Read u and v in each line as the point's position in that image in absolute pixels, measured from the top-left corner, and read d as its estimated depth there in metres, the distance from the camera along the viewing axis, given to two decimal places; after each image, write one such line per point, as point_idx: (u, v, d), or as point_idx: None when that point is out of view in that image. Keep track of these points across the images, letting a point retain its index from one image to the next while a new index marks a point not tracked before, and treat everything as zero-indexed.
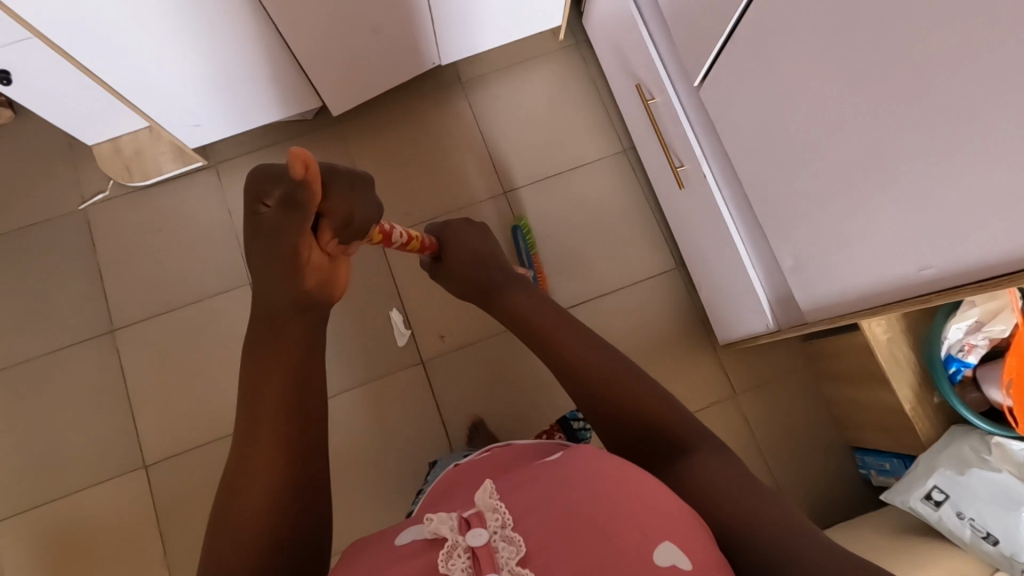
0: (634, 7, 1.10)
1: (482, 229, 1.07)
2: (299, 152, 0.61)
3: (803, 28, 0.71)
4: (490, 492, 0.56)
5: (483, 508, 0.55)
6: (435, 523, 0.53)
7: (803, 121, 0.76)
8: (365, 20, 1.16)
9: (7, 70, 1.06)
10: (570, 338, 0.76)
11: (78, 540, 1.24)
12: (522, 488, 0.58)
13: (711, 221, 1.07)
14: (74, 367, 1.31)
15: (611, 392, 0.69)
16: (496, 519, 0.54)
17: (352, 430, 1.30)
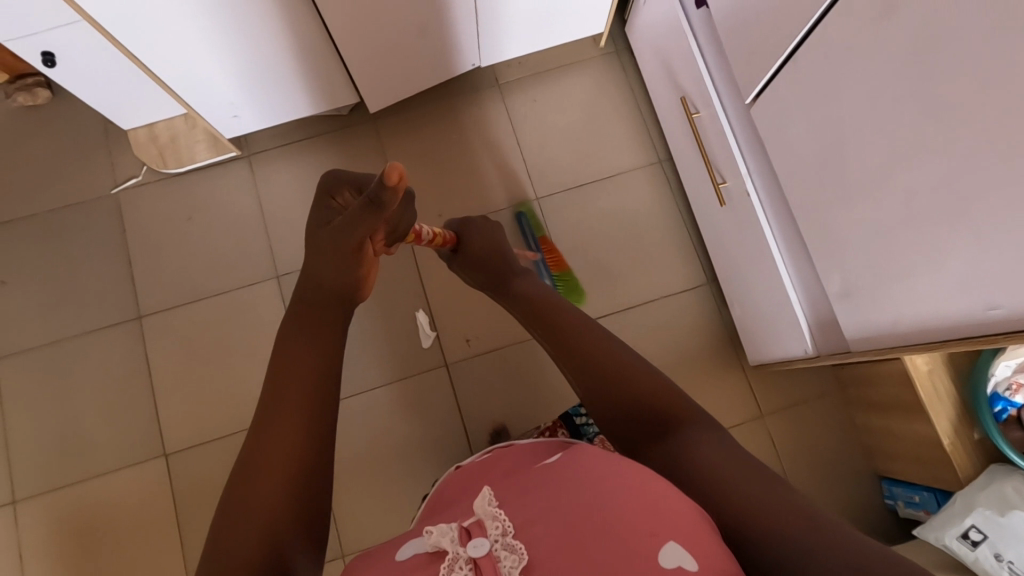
0: (685, 18, 1.08)
1: (494, 225, 1.11)
2: (397, 165, 0.66)
3: (873, 52, 0.69)
4: (487, 500, 0.57)
5: (483, 517, 0.56)
6: (435, 537, 0.54)
7: (865, 146, 0.74)
8: (410, 19, 1.15)
9: (52, 53, 1.06)
10: (592, 342, 0.73)
11: (97, 526, 1.24)
12: (522, 498, 0.58)
13: (752, 240, 1.05)
14: (99, 350, 1.31)
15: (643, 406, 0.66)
16: (497, 528, 0.54)
17: (373, 429, 1.29)
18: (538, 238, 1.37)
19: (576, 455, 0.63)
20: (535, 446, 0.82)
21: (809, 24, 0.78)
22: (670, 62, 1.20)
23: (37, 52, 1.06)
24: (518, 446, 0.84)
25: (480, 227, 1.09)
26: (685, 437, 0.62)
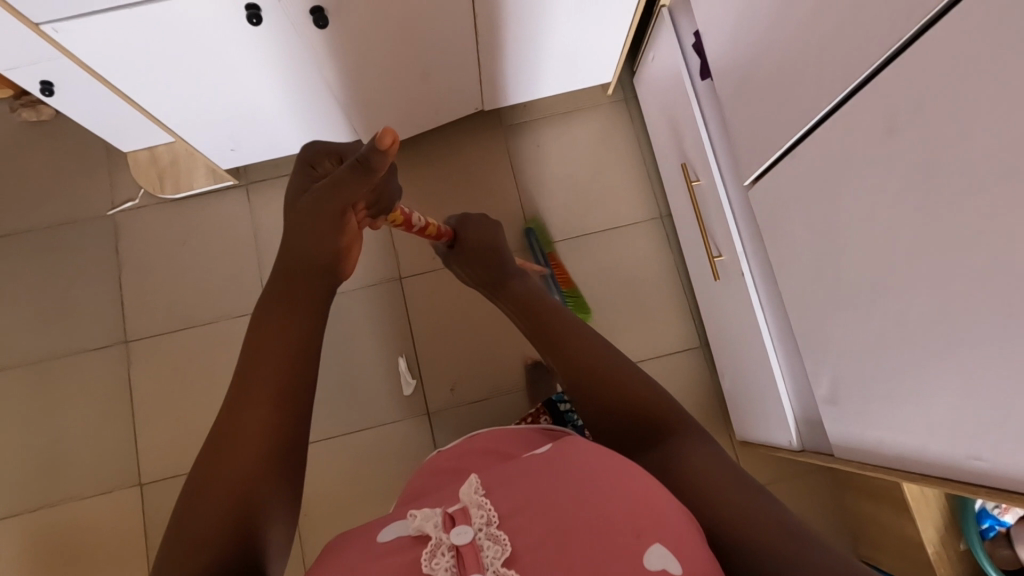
0: (690, 86, 1.05)
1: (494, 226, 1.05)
2: (391, 128, 0.64)
3: (871, 170, 0.65)
4: (475, 488, 0.53)
5: (468, 504, 0.52)
6: (418, 521, 0.50)
7: (859, 262, 0.70)
8: (412, 66, 1.13)
9: (52, 83, 1.02)
10: (594, 354, 0.67)
11: (70, 552, 1.23)
12: (509, 483, 0.54)
13: (745, 320, 1.02)
14: (82, 373, 1.31)
15: (642, 426, 0.62)
16: (481, 516, 0.50)
17: (350, 473, 1.28)
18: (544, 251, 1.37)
19: (569, 444, 0.58)
20: (523, 434, 0.88)
21: (808, 124, 0.75)
22: (675, 124, 1.16)
23: (35, 80, 1.01)
24: (486, 432, 0.91)
25: (472, 223, 1.04)
26: (679, 453, 0.58)
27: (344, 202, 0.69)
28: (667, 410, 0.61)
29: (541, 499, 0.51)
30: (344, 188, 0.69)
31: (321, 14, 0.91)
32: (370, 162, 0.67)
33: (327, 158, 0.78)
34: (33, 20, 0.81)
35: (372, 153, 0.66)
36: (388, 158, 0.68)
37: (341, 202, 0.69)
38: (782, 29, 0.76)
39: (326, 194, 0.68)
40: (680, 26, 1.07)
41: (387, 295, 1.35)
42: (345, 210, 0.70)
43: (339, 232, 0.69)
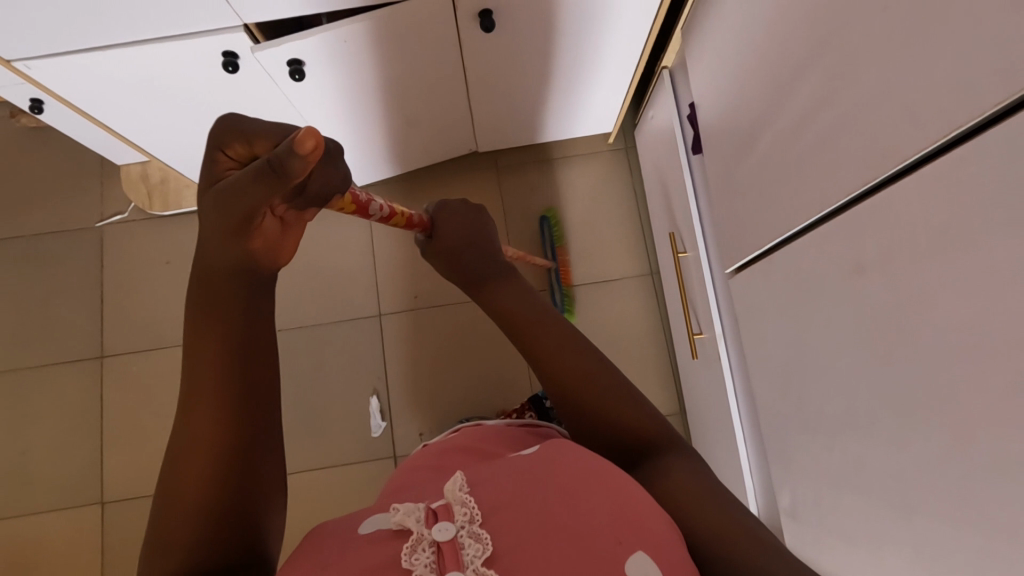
0: (684, 157, 1.01)
1: (477, 213, 0.72)
2: (311, 136, 0.39)
3: (839, 299, 0.61)
4: (460, 484, 0.45)
5: (451, 500, 0.44)
6: (400, 513, 0.42)
7: (823, 387, 0.66)
8: (401, 117, 1.09)
9: (42, 100, 0.92)
10: (574, 365, 0.54)
11: (26, 565, 1.23)
12: (497, 476, 0.46)
13: (720, 408, 0.98)
14: (56, 385, 1.31)
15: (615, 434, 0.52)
16: (464, 513, 0.42)
17: (310, 511, 1.26)
18: (555, 244, 1.35)
19: (563, 443, 0.48)
20: (504, 431, 0.71)
21: (786, 233, 0.71)
22: (667, 191, 1.13)
23: (24, 98, 0.92)
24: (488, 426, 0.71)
25: (459, 211, 0.70)
26: (655, 465, 0.49)
27: (251, 206, 0.41)
28: (641, 421, 0.52)
29: (531, 494, 0.43)
30: (251, 192, 0.41)
31: (299, 67, 0.85)
32: (285, 158, 0.39)
33: (232, 137, 0.43)
34: (4, 57, 0.79)
35: (288, 160, 0.39)
36: (310, 156, 0.40)
37: (246, 205, 0.41)
38: (768, 130, 0.72)
39: (223, 194, 0.41)
40: (680, 91, 1.04)
41: (366, 331, 1.33)
42: (256, 210, 0.42)
43: (243, 238, 0.43)
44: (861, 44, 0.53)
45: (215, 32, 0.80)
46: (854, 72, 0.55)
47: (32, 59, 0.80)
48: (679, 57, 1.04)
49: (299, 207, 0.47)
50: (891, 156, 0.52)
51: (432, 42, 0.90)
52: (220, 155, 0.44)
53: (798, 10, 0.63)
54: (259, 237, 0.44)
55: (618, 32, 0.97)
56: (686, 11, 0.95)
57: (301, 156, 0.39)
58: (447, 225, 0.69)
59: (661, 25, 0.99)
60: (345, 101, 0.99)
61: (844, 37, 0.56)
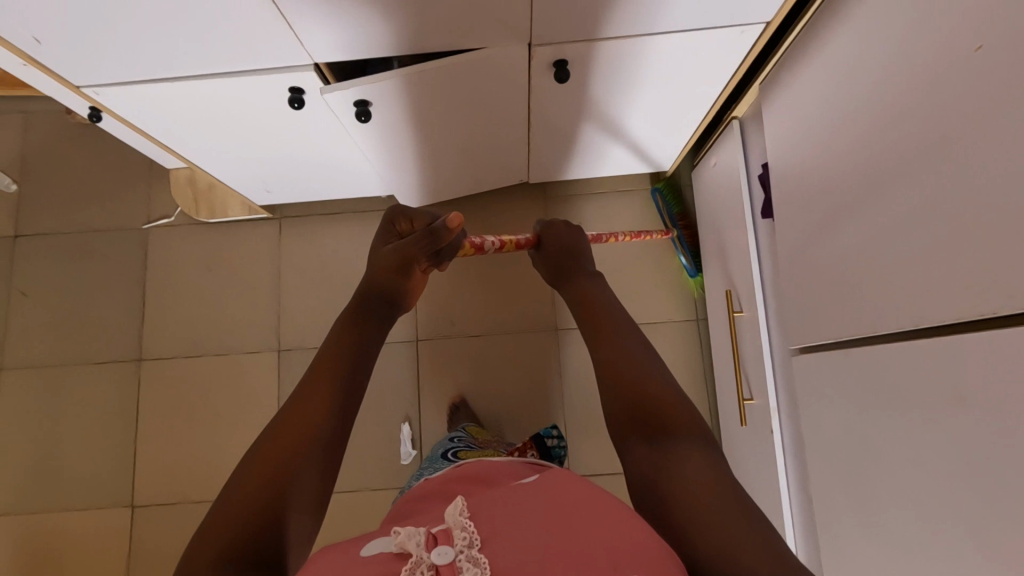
0: (750, 218, 0.97)
1: (575, 233, 0.79)
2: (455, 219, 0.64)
3: (928, 417, 0.59)
4: (459, 509, 0.48)
5: (451, 524, 0.47)
6: (400, 536, 0.45)
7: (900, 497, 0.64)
8: (458, 151, 1.06)
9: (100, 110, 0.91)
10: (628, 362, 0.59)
11: (55, 561, 1.25)
12: (496, 509, 0.50)
13: (766, 479, 0.95)
14: (94, 384, 1.32)
15: (651, 416, 0.55)
16: (463, 538, 0.46)
17: (334, 533, 1.26)
18: (675, 213, 1.31)
19: (552, 484, 0.53)
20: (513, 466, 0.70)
21: (869, 333, 0.68)
22: (724, 245, 1.09)
23: (85, 106, 0.90)
24: (498, 460, 0.72)
25: (560, 230, 0.79)
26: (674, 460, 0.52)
27: (410, 255, 0.66)
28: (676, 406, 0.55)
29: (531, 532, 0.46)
30: (415, 250, 0.67)
31: (366, 108, 0.82)
32: (437, 231, 0.66)
33: (403, 218, 0.71)
34: (74, 82, 0.80)
35: (438, 230, 0.65)
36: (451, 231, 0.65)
37: (405, 254, 0.66)
38: (861, 218, 0.68)
39: (394, 248, 0.67)
40: (751, 145, 1.00)
41: (402, 356, 1.32)
42: (412, 258, 0.67)
43: (398, 272, 0.66)
44: (988, 166, 0.50)
45: (286, 69, 0.78)
46: (976, 191, 0.52)
47: (100, 87, 0.81)
48: (753, 109, 1.00)
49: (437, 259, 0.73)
50: (1018, 294, 0.49)
51: (501, 85, 0.87)
52: (393, 229, 0.72)
53: (912, 108, 0.60)
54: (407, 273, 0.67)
55: (694, 82, 0.93)
56: (766, 67, 0.91)
57: (446, 230, 0.65)
58: (548, 239, 0.79)
59: (737, 78, 0.95)
60: (405, 137, 0.97)
61: (968, 150, 0.52)
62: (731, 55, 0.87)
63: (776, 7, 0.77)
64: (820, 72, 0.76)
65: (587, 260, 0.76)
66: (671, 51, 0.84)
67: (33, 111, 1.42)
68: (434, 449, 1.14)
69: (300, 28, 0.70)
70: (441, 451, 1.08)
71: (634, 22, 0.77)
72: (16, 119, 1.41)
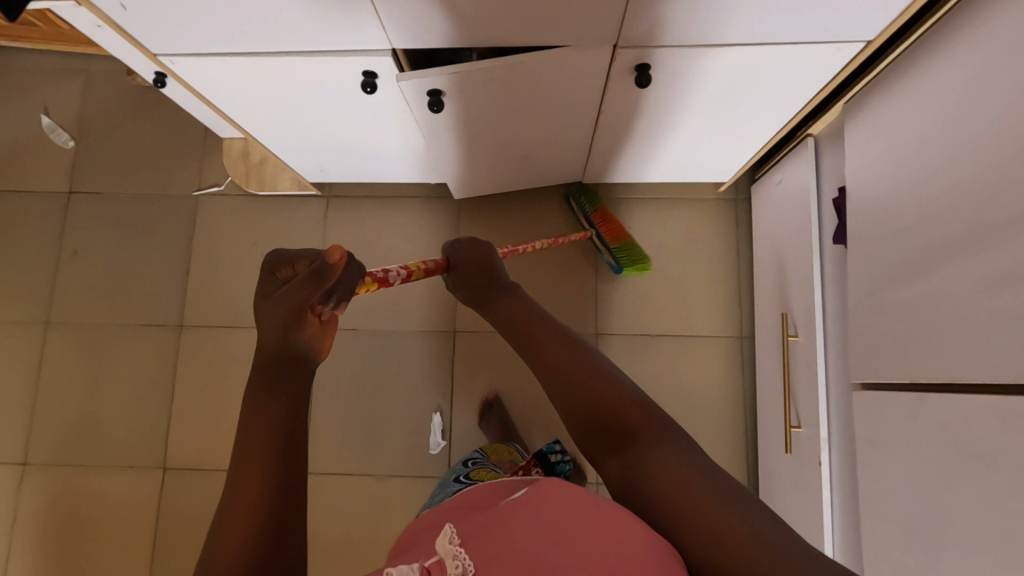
0: (816, 241, 0.95)
1: (482, 246, 0.67)
2: (338, 249, 0.45)
3: (1003, 465, 0.57)
4: (450, 537, 0.41)
5: (442, 553, 0.40)
6: (393, 574, 0.39)
7: (961, 542, 0.62)
8: (519, 146, 1.04)
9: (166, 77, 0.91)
10: (561, 353, 0.50)
11: (85, 514, 1.28)
12: (490, 527, 0.41)
13: (807, 508, 0.93)
14: (135, 346, 1.34)
15: (600, 423, 0.46)
16: (457, 567, 0.38)
17: (360, 513, 1.27)
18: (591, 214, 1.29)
19: (543, 492, 0.43)
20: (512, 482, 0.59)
21: (946, 378, 0.67)
22: (783, 267, 1.06)
23: (150, 70, 0.89)
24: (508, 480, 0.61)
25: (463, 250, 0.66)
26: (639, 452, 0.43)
27: (298, 306, 0.45)
28: (626, 399, 0.46)
29: (519, 547, 0.38)
30: (295, 297, 0.45)
31: (438, 98, 0.81)
32: (323, 268, 0.44)
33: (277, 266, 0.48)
34: (151, 49, 0.79)
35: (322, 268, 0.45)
36: (338, 262, 0.45)
37: (293, 304, 0.45)
38: (955, 259, 0.66)
39: (274, 298, 0.45)
40: (824, 167, 0.97)
41: (439, 346, 1.32)
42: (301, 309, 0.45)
43: (291, 330, 0.45)
44: None
45: (364, 53, 0.77)
46: None
47: (175, 56, 0.80)
48: (831, 129, 0.96)
49: (339, 304, 0.50)
50: None
51: (577, 85, 0.85)
52: (273, 276, 0.48)
53: None
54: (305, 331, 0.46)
55: (774, 98, 0.90)
56: (856, 86, 0.87)
57: (332, 263, 0.45)
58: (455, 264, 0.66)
59: (822, 96, 0.92)
60: (470, 130, 0.95)
61: None
62: (820, 72, 0.83)
63: (883, 27, 0.74)
64: (926, 101, 0.73)
65: (505, 274, 0.63)
66: (757, 65, 0.81)
67: (96, 71, 1.43)
68: (449, 474, 1.13)
69: (381, 9, 0.69)
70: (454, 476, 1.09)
71: (730, 32, 0.75)
72: (77, 77, 1.43)
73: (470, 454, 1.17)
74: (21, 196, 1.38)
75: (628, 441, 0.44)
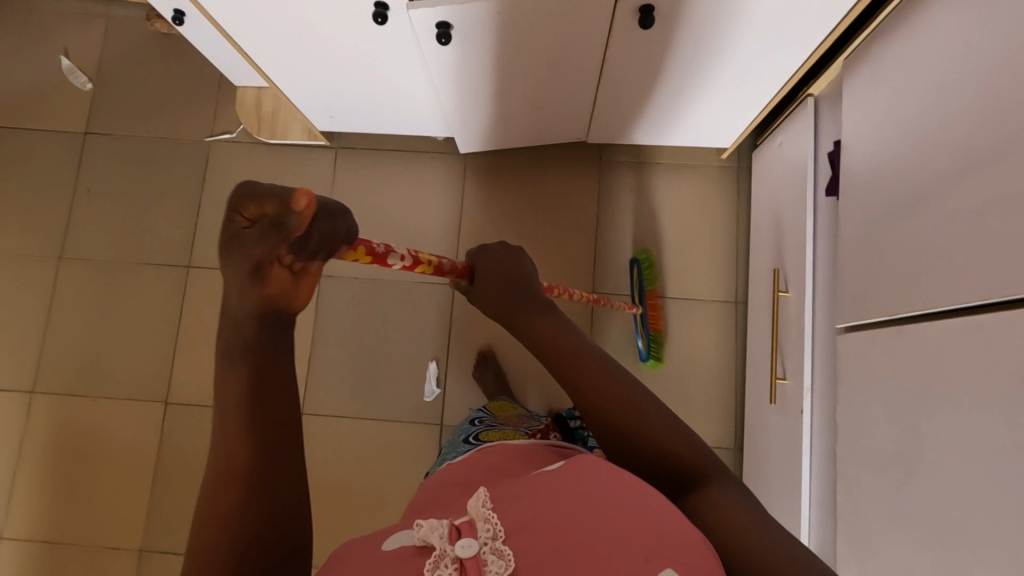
0: (811, 196, 0.97)
1: (513, 255, 0.62)
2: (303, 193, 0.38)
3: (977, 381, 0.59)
4: (483, 499, 0.40)
5: (475, 516, 0.39)
6: (422, 529, 0.37)
7: (933, 463, 0.64)
8: (525, 96, 1.07)
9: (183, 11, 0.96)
10: (613, 397, 0.49)
11: (87, 443, 1.32)
12: (524, 494, 0.42)
13: (789, 456, 0.96)
14: (144, 284, 1.38)
15: (642, 456, 0.48)
16: (488, 529, 0.38)
17: (354, 454, 1.30)
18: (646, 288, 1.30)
19: (577, 468, 0.45)
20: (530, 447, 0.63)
21: (928, 309, 0.69)
22: (779, 226, 1.08)
23: (168, 8, 0.96)
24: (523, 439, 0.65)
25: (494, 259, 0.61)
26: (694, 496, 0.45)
27: (258, 258, 0.41)
28: (677, 444, 0.48)
29: (545, 523, 0.39)
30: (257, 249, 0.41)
31: (446, 30, 0.83)
32: (285, 216, 0.39)
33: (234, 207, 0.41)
34: None
35: (284, 214, 0.39)
36: (305, 209, 0.39)
37: (253, 259, 0.41)
38: (940, 195, 0.68)
39: (235, 249, 0.41)
40: (823, 125, 0.98)
41: (439, 298, 1.35)
42: (263, 261, 0.41)
43: (253, 287, 0.42)
44: None
45: None
46: None
47: None
48: (831, 87, 0.98)
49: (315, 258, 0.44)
50: None
51: (584, 27, 0.87)
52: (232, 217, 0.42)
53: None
54: (270, 286, 0.43)
55: (775, 51, 0.92)
56: (857, 40, 0.88)
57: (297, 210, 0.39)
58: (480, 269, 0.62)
59: (823, 51, 0.93)
60: (478, 74, 0.97)
61: None
62: (820, 23, 0.85)
63: None
64: (921, 47, 0.74)
65: (536, 283, 0.60)
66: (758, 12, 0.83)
67: (117, 17, 1.46)
68: (456, 432, 1.00)
69: None
70: (461, 435, 0.96)
71: None
72: (98, 22, 1.46)
73: (478, 414, 1.04)
74: (40, 134, 1.42)
75: (679, 480, 0.47)
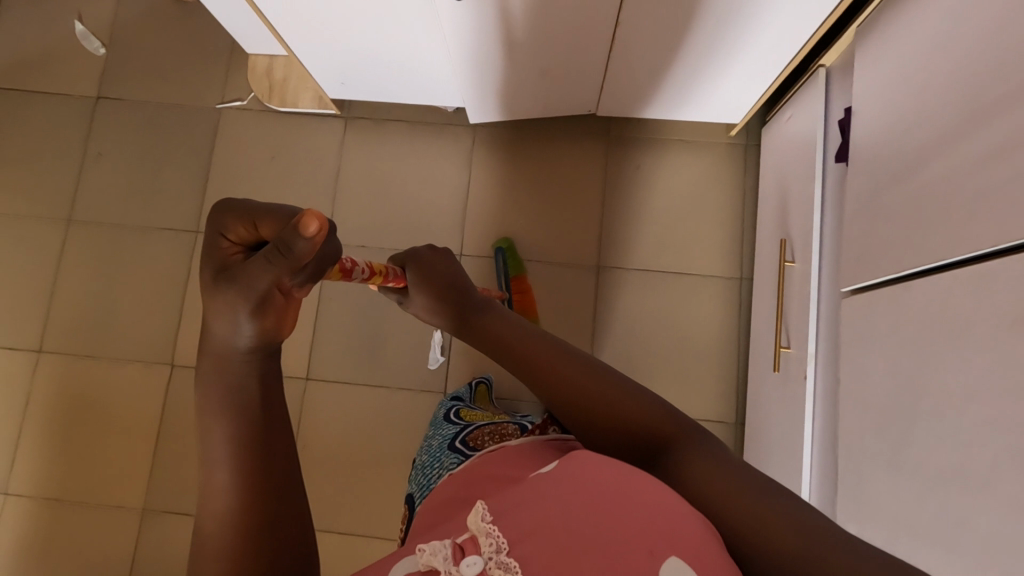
0: (820, 164, 0.97)
1: (448, 264, 0.70)
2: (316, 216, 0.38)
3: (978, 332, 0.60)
4: (483, 512, 0.36)
5: (475, 532, 0.35)
6: (424, 553, 0.34)
7: (935, 416, 0.65)
8: (536, 64, 1.07)
9: None
10: (573, 375, 0.48)
11: (92, 403, 1.33)
12: (528, 503, 0.36)
13: (791, 423, 0.96)
14: (152, 247, 1.39)
15: (624, 434, 0.45)
16: (491, 544, 0.34)
17: (356, 419, 1.31)
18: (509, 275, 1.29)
19: (581, 464, 0.39)
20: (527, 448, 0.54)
21: (933, 264, 0.69)
22: (787, 197, 1.08)
23: None
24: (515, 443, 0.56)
25: (429, 262, 0.69)
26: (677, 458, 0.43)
27: (262, 285, 0.40)
28: (654, 411, 0.45)
29: (557, 530, 0.34)
30: (259, 275, 0.39)
31: None
32: (295, 239, 0.38)
33: (235, 221, 0.42)
34: None
35: (290, 238, 0.38)
36: (313, 234, 0.39)
37: (259, 288, 0.40)
38: (946, 151, 0.68)
39: (234, 278, 0.40)
40: (833, 94, 0.98)
41: None
42: (266, 290, 0.40)
43: (254, 319, 0.40)
44: None
45: None
46: None
47: None
48: (842, 58, 0.98)
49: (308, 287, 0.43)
50: None
51: None
52: (222, 238, 0.42)
53: None
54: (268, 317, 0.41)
55: (788, 19, 0.92)
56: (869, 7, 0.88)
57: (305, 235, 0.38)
58: (424, 281, 0.68)
59: (834, 20, 0.93)
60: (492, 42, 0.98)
61: None
62: None
63: None
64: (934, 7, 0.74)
65: (476, 290, 0.65)
66: None
67: None
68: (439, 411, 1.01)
69: None
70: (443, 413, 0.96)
71: None
72: None
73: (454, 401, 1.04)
74: (52, 97, 1.43)
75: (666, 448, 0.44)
